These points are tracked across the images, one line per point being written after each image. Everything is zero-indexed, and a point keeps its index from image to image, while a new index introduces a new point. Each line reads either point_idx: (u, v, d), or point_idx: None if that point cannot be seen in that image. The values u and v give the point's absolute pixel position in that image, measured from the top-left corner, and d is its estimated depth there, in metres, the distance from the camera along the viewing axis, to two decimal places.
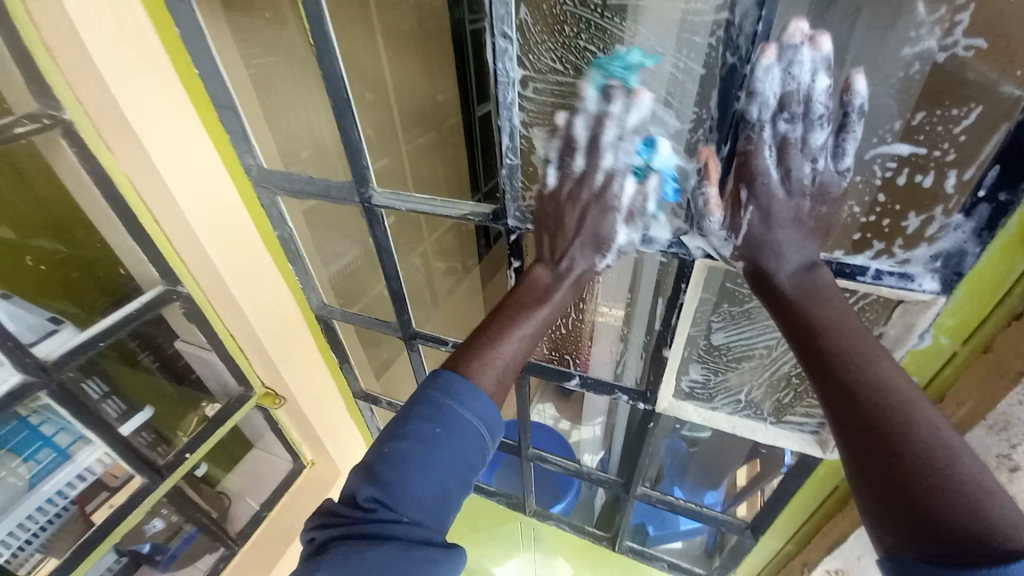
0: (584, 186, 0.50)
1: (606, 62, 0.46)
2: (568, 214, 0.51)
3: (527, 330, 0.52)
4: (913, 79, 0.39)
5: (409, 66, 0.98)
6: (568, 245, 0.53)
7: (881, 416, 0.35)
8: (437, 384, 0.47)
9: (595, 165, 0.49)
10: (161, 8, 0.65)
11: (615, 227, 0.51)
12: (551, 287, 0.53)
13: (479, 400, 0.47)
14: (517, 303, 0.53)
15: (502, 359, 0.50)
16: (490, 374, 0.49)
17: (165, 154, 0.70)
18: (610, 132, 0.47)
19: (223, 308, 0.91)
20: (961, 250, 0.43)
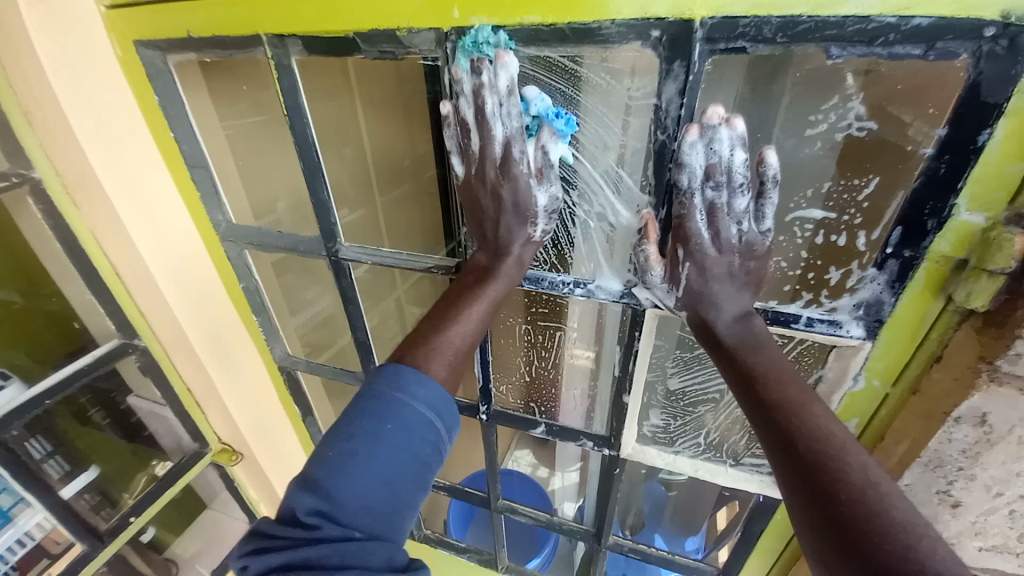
0: (488, 162, 0.50)
1: (462, 41, 0.46)
2: (483, 195, 0.53)
3: (477, 312, 0.52)
4: (820, 154, 0.45)
5: (382, 124, 1.04)
6: (498, 228, 0.54)
7: (819, 463, 0.37)
8: (381, 378, 0.46)
9: (489, 138, 0.49)
10: (139, 73, 0.66)
11: (531, 194, 0.51)
12: (491, 266, 0.55)
13: (429, 387, 0.45)
14: (463, 287, 0.55)
15: (452, 344, 0.50)
16: (440, 361, 0.48)
17: (131, 210, 0.71)
18: (490, 103, 0.47)
19: (181, 361, 0.88)
20: (878, 300, 0.46)
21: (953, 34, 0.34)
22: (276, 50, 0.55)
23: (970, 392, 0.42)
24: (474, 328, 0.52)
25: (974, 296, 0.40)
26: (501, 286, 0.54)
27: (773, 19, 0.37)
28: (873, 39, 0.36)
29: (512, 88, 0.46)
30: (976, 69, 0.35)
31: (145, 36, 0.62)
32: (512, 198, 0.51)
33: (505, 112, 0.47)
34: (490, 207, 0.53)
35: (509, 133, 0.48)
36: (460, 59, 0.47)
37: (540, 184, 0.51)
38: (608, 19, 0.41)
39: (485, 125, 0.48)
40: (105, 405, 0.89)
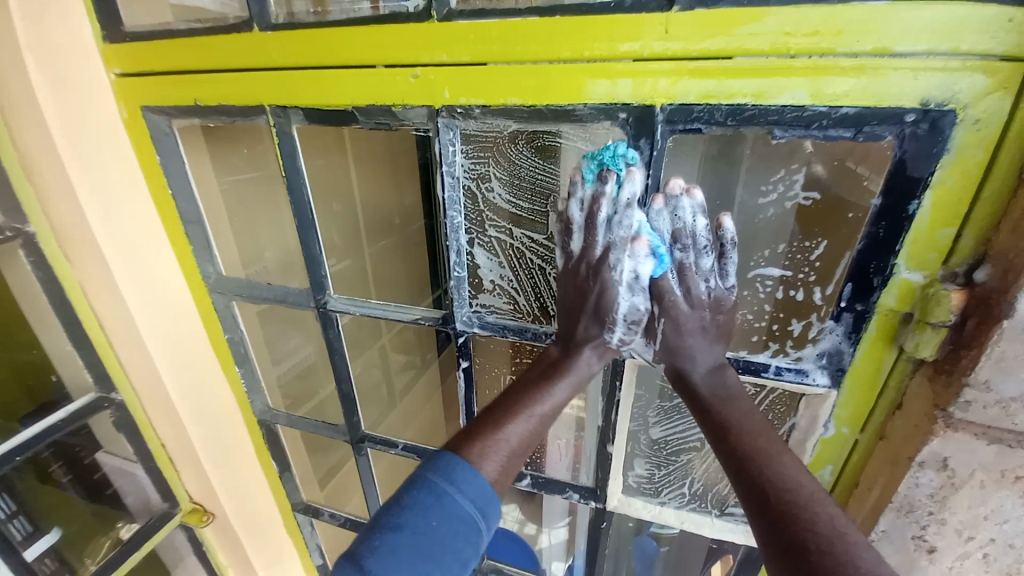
0: (582, 262, 0.51)
1: (595, 153, 0.47)
2: (577, 288, 0.52)
3: (537, 409, 0.50)
4: (772, 219, 0.50)
5: (374, 179, 1.09)
6: (579, 326, 0.54)
7: (791, 512, 0.38)
8: (436, 465, 0.44)
9: (592, 241, 0.49)
10: (144, 136, 0.69)
11: (616, 299, 0.51)
12: (565, 361, 0.53)
13: (479, 486, 0.44)
14: (530, 378, 0.54)
15: (508, 440, 0.47)
16: (494, 458, 0.46)
17: (124, 267, 0.73)
18: (605, 211, 0.47)
19: (158, 415, 0.86)
20: (838, 350, 0.50)
21: (876, 120, 0.40)
22: (278, 119, 0.60)
23: (929, 437, 0.44)
24: (534, 427, 0.49)
25: (922, 346, 0.44)
26: (571, 387, 0.52)
27: (723, 105, 0.43)
28: (809, 124, 0.42)
29: (636, 202, 0.46)
30: (902, 148, 0.40)
31: (153, 103, 0.66)
32: (601, 296, 0.51)
33: (623, 226, 0.47)
34: (584, 301, 0.52)
35: (615, 244, 0.49)
36: (584, 176, 0.48)
37: (626, 292, 0.50)
38: (581, 103, 0.46)
39: (591, 228, 0.48)
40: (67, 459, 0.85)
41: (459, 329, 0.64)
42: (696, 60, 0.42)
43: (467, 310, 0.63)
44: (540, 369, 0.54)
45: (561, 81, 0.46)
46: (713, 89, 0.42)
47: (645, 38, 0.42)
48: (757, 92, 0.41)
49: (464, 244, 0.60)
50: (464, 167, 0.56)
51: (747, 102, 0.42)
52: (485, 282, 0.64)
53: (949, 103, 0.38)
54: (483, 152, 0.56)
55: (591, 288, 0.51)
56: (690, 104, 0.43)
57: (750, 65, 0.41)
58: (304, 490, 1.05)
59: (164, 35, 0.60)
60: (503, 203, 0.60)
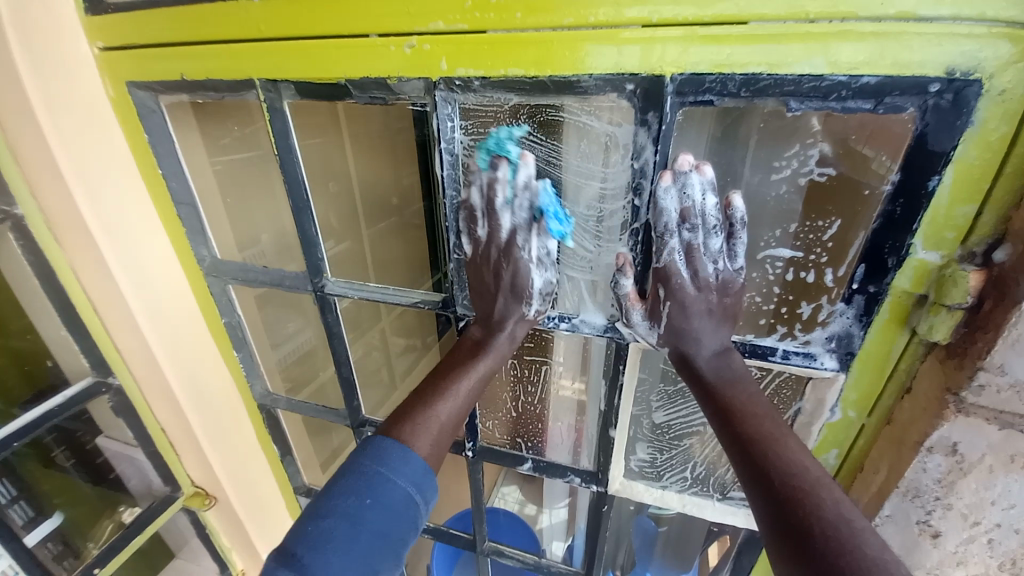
0: (491, 245, 0.55)
1: (485, 143, 0.52)
2: (488, 274, 0.56)
3: (464, 388, 0.54)
4: (784, 197, 0.48)
5: (371, 159, 1.07)
6: (495, 307, 0.57)
7: (796, 497, 0.37)
8: (367, 451, 0.47)
9: (496, 226, 0.53)
10: (131, 115, 0.67)
11: (530, 276, 0.56)
12: (485, 342, 0.57)
13: (409, 464, 0.47)
14: (456, 358, 0.57)
15: (439, 419, 0.51)
16: (424, 437, 0.49)
17: (118, 250, 0.71)
18: (502, 195, 0.52)
19: (156, 399, 0.85)
20: (848, 333, 0.48)
21: (898, 90, 0.38)
22: (268, 94, 0.57)
23: (939, 422, 0.43)
24: (461, 404, 0.53)
25: (936, 329, 0.43)
26: (489, 367, 0.56)
27: (736, 75, 0.40)
28: (827, 95, 0.39)
29: (529, 184, 0.52)
30: (924, 121, 0.38)
31: (139, 79, 0.64)
32: (512, 275, 0.55)
33: (517, 207, 0.53)
34: (495, 285, 0.56)
35: (517, 225, 0.54)
36: (480, 163, 0.53)
37: (537, 268, 0.56)
38: (586, 73, 0.44)
39: (494, 216, 0.53)
40: (69, 445, 0.85)
41: (460, 312, 0.63)
42: (708, 27, 0.39)
43: (466, 294, 0.62)
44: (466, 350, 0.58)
45: (565, 50, 0.44)
46: (725, 58, 0.40)
47: (654, 3, 0.39)
48: (772, 60, 0.39)
49: (463, 225, 0.58)
50: (462, 143, 0.54)
51: (761, 72, 0.40)
52: None
53: (976, 72, 0.36)
54: (482, 128, 0.53)
55: (501, 270, 0.56)
56: (701, 74, 0.41)
57: (766, 31, 0.38)
58: (305, 472, 1.06)
59: (148, 7, 0.58)
60: None
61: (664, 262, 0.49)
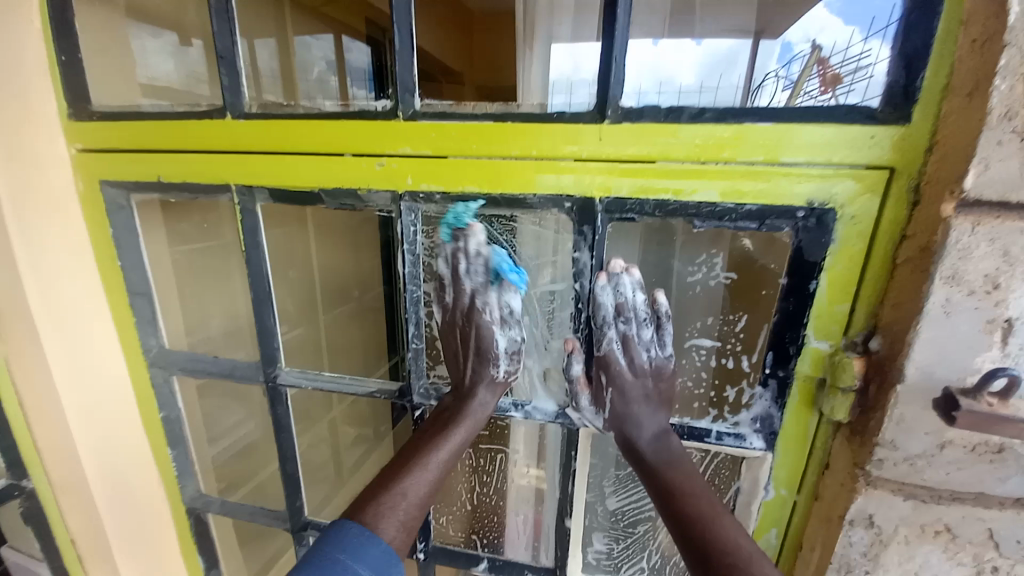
0: (456, 311, 0.58)
1: (445, 218, 0.56)
2: (454, 337, 0.59)
3: (442, 457, 0.54)
4: (699, 294, 0.57)
5: (334, 249, 1.11)
6: (464, 374, 0.59)
7: (733, 575, 0.39)
8: (332, 538, 0.45)
9: (461, 291, 0.57)
10: (98, 208, 0.69)
11: (493, 336, 0.58)
12: (461, 405, 0.58)
13: (379, 557, 0.45)
14: (427, 432, 0.57)
15: (406, 497, 0.51)
16: (392, 520, 0.48)
17: (60, 345, 0.67)
18: (462, 262, 0.56)
19: (68, 508, 0.76)
20: (769, 414, 0.54)
21: (774, 215, 0.48)
22: (243, 197, 0.62)
23: (855, 495, 0.48)
24: (435, 479, 0.53)
25: (837, 409, 0.49)
26: (467, 433, 0.56)
27: (651, 199, 0.50)
28: (722, 216, 0.49)
29: (507, 302, 0.57)
30: (798, 237, 0.48)
31: (113, 177, 0.67)
32: (475, 336, 0.58)
33: (474, 274, 0.56)
34: (460, 349, 0.59)
35: (476, 288, 0.57)
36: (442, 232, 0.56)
37: (500, 326, 0.58)
38: (532, 193, 0.52)
39: (458, 281, 0.57)
40: None
41: (415, 402, 0.64)
42: (626, 162, 0.49)
43: (423, 382, 0.63)
44: (433, 424, 0.58)
45: (513, 174, 0.52)
46: (642, 186, 0.49)
47: (584, 143, 0.49)
48: (677, 189, 0.49)
49: (421, 316, 0.61)
50: (423, 243, 0.60)
51: (670, 198, 0.49)
52: (444, 352, 0.66)
53: (830, 203, 0.46)
54: (443, 231, 0.60)
55: (467, 330, 0.58)
56: (624, 197, 0.50)
57: (671, 168, 0.48)
58: None
59: (135, 117, 0.63)
60: None
61: (604, 351, 0.54)
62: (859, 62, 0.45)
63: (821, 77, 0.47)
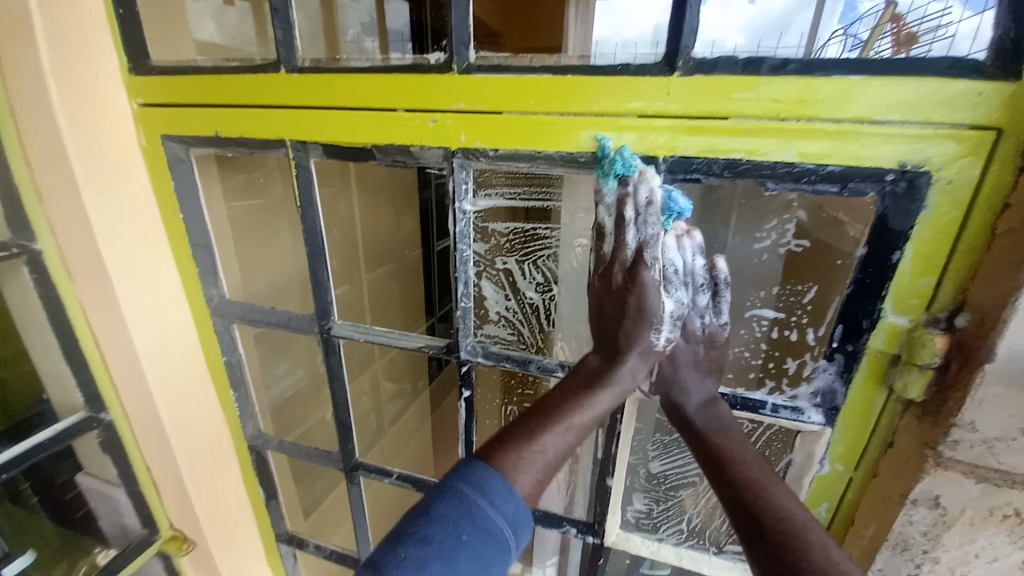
0: (614, 263, 0.48)
1: (606, 164, 0.48)
2: (610, 299, 0.49)
3: (580, 421, 0.47)
4: (766, 262, 0.55)
5: (373, 211, 1.14)
6: (619, 331, 0.50)
7: (787, 542, 0.39)
8: (468, 476, 0.42)
9: (622, 241, 0.47)
10: (158, 161, 0.71)
11: (656, 317, 0.48)
12: (601, 372, 0.50)
13: (512, 500, 0.42)
14: (571, 386, 0.50)
15: (543, 453, 0.45)
16: (528, 472, 0.43)
17: (130, 290, 0.72)
18: (631, 211, 0.46)
19: (145, 438, 0.84)
20: (832, 389, 0.52)
21: (859, 177, 0.44)
22: (297, 153, 0.62)
23: (921, 474, 0.46)
24: (572, 440, 0.46)
25: (910, 387, 0.46)
26: (616, 398, 0.49)
27: (720, 159, 0.46)
28: (799, 178, 0.45)
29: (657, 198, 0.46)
30: (884, 204, 0.44)
31: (172, 132, 0.68)
32: (640, 300, 0.47)
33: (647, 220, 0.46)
34: (619, 315, 0.49)
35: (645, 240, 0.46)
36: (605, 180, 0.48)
37: (669, 295, 0.48)
38: (587, 150, 0.49)
39: (623, 228, 0.46)
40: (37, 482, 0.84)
41: (463, 360, 0.64)
42: (694, 119, 0.45)
43: (472, 339, 0.63)
44: (586, 380, 0.50)
45: (569, 132, 0.49)
46: (711, 144, 0.46)
47: (649, 98, 0.46)
48: (749, 148, 0.45)
49: (471, 276, 0.61)
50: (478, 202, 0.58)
51: (742, 157, 0.46)
52: (490, 313, 0.67)
53: (924, 166, 0.41)
54: (493, 189, 0.58)
55: (627, 297, 0.48)
56: (690, 157, 0.47)
57: (743, 125, 0.44)
58: (289, 520, 1.03)
59: (189, 71, 0.63)
60: (512, 239, 0.63)
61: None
62: (939, 20, 0.39)
63: (895, 36, 0.40)
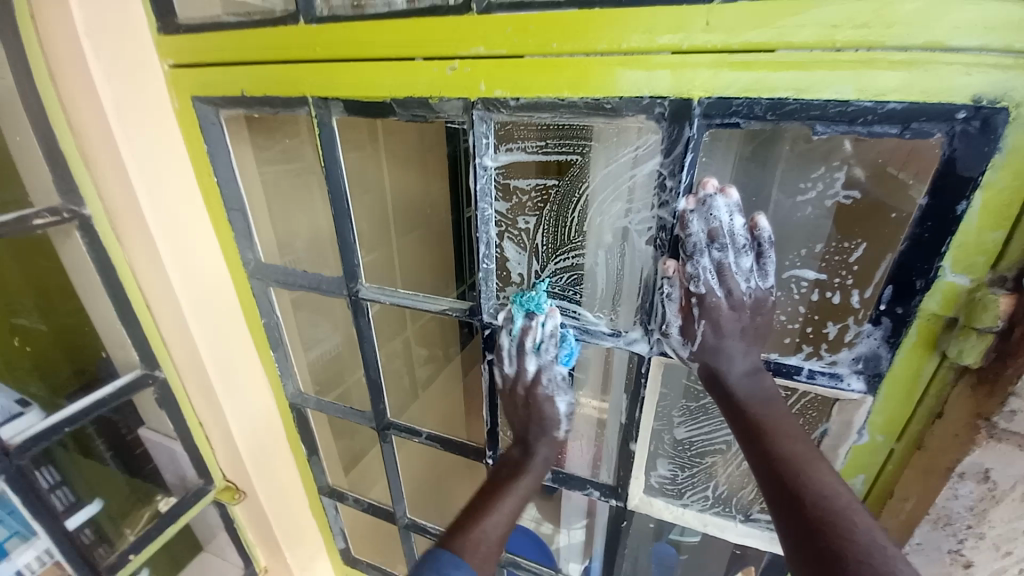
0: (518, 382, 0.63)
1: (523, 299, 0.59)
2: (519, 406, 0.65)
3: (510, 503, 0.58)
4: (814, 217, 0.49)
5: (400, 179, 1.15)
6: (528, 427, 0.65)
7: (827, 517, 0.40)
8: (427, 562, 0.52)
9: (524, 368, 0.62)
10: (191, 122, 0.73)
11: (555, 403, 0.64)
12: (522, 462, 0.63)
13: (462, 571, 0.51)
14: (498, 479, 0.62)
15: (489, 532, 0.56)
16: (476, 550, 0.53)
17: (173, 251, 0.76)
18: (532, 340, 0.60)
19: (196, 391, 0.90)
20: (876, 356, 0.48)
21: (926, 116, 0.38)
22: (320, 110, 0.62)
23: (969, 447, 0.43)
24: (510, 515, 0.58)
25: (966, 353, 0.42)
26: (533, 481, 0.62)
27: (763, 99, 0.42)
28: (853, 120, 0.41)
29: (556, 332, 0.60)
30: (951, 146, 0.39)
31: (205, 93, 0.69)
32: (537, 408, 0.63)
33: (545, 354, 0.61)
34: (526, 417, 0.64)
35: (542, 366, 0.62)
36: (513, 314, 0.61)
37: (559, 395, 0.64)
38: (615, 95, 0.46)
39: (521, 359, 0.61)
40: (107, 433, 0.89)
41: (486, 322, 0.64)
42: (737, 54, 0.41)
43: (493, 302, 0.63)
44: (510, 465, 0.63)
45: (598, 75, 0.46)
46: (753, 83, 0.42)
47: (688, 31, 0.42)
48: (796, 85, 0.41)
49: (493, 237, 0.59)
50: (500, 157, 0.56)
51: (789, 96, 0.41)
52: (513, 275, 0.62)
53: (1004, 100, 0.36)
54: (513, 143, 0.55)
55: (529, 404, 0.64)
56: (729, 98, 0.43)
57: (795, 58, 0.40)
58: (329, 473, 1.10)
59: (217, 31, 0.64)
60: (535, 197, 0.58)
61: (703, 287, 0.49)
62: None
63: None
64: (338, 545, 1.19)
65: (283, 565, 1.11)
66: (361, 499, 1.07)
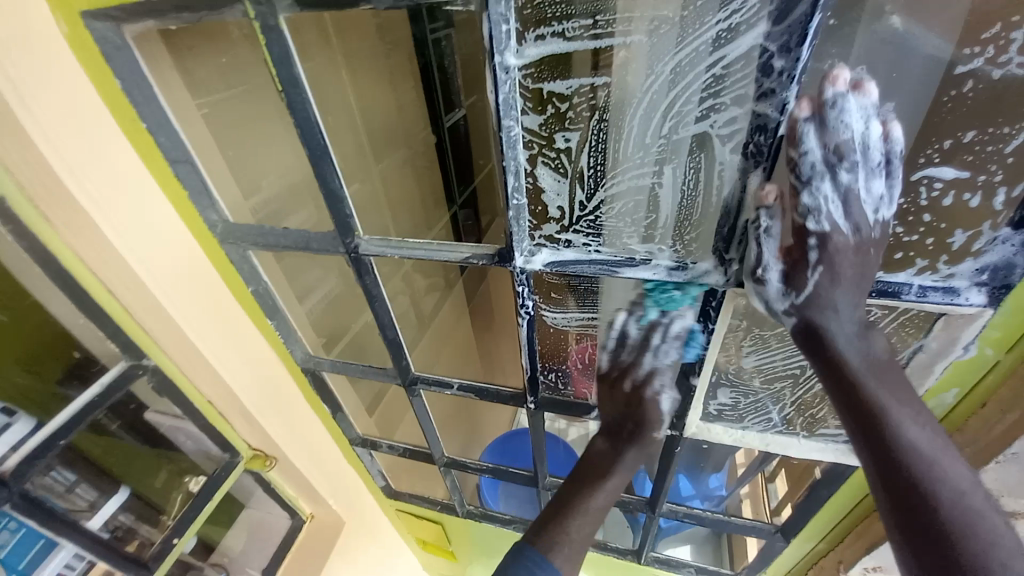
0: (615, 368, 0.66)
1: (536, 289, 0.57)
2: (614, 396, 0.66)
3: (594, 505, 0.64)
4: (965, 97, 0.37)
5: (366, 94, 0.96)
6: (632, 430, 0.65)
7: (923, 474, 0.40)
8: (523, 556, 0.61)
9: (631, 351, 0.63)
10: (90, 48, 0.55)
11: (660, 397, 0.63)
12: (611, 466, 0.66)
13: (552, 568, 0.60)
14: (586, 478, 0.67)
15: (573, 533, 0.63)
16: (561, 553, 0.61)
17: (118, 225, 0.62)
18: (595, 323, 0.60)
19: (197, 375, 0.81)
20: (1009, 263, 0.41)
21: None
22: (259, 7, 0.46)
23: None
24: (593, 520, 0.64)
25: None
26: (618, 482, 0.66)
27: None
28: None
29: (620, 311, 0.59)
30: None
31: (92, 3, 0.51)
32: (638, 409, 0.64)
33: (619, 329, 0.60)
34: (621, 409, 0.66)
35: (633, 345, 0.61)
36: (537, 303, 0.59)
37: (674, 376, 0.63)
38: None
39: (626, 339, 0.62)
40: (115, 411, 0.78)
41: (520, 266, 0.54)
42: None
43: (528, 242, 0.52)
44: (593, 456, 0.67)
45: None
46: None
47: None
48: None
49: (523, 162, 0.46)
50: (527, 50, 0.41)
51: None
52: (550, 209, 0.50)
53: None
54: (546, 27, 0.40)
55: (632, 399, 0.64)
56: None
57: None
58: (357, 425, 1.05)
59: None
60: (578, 105, 0.44)
61: (824, 223, 0.41)
62: None
63: None
64: (378, 484, 1.22)
65: (329, 510, 1.13)
66: (395, 445, 1.07)
